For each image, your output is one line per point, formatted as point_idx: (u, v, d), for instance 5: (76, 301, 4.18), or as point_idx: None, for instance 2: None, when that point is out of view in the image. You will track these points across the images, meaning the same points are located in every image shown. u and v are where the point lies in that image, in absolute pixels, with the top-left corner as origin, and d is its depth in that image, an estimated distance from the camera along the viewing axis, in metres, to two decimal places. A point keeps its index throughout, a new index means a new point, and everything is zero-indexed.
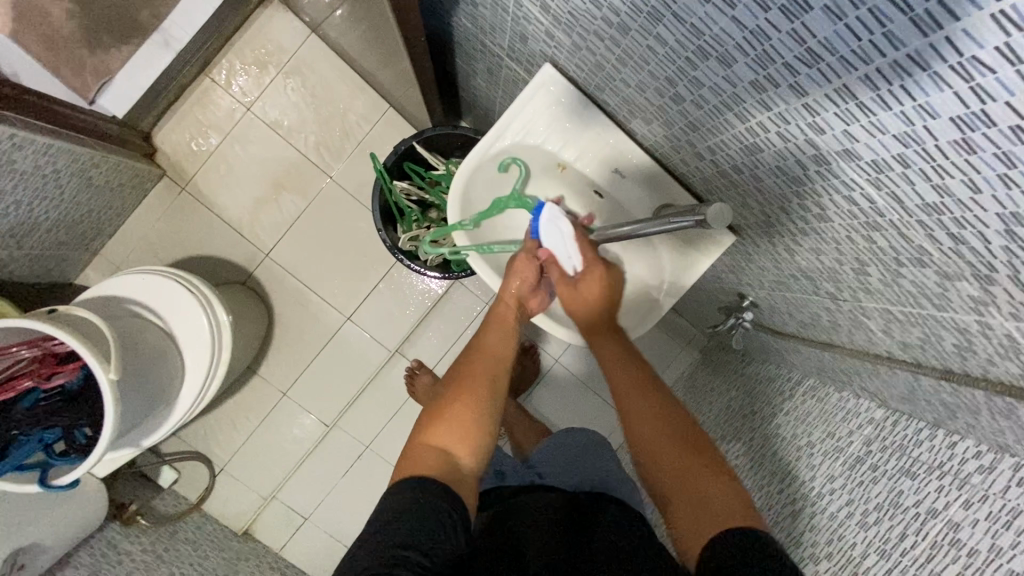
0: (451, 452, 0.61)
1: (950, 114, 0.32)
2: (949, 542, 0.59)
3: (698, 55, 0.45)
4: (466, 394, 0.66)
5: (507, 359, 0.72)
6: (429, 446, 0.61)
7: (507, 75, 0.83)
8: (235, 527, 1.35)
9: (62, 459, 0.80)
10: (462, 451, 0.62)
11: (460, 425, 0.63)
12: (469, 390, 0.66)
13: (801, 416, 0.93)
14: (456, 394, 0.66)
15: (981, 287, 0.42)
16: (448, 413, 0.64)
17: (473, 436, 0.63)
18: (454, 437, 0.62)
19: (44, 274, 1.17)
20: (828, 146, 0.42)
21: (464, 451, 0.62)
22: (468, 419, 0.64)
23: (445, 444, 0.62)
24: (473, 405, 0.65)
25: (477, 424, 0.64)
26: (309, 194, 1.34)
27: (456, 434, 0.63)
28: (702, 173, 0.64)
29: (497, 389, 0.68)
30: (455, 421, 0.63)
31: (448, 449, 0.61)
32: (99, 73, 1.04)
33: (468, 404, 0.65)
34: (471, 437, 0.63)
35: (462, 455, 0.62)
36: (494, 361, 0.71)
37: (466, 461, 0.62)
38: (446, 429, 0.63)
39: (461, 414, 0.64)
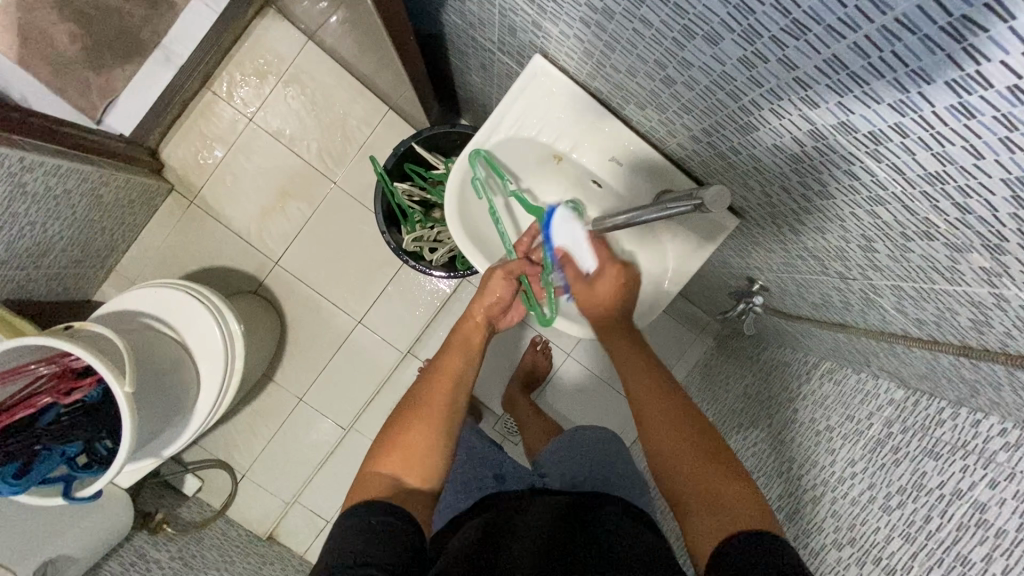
0: (403, 478, 0.63)
1: (945, 78, 0.31)
2: (975, 523, 0.57)
3: (685, 35, 0.44)
4: (418, 422, 0.67)
5: (467, 380, 0.74)
6: (380, 473, 0.63)
7: (500, 70, 0.82)
8: (259, 532, 1.37)
9: (84, 471, 0.83)
10: (412, 475, 0.63)
11: (412, 452, 0.64)
12: (422, 418, 0.67)
13: (818, 399, 0.91)
14: (410, 421, 0.67)
15: (992, 257, 0.40)
16: (400, 441, 0.65)
17: (422, 458, 0.64)
18: (406, 466, 0.63)
19: (63, 292, 1.20)
20: (823, 120, 0.41)
21: (414, 475, 0.63)
22: (420, 445, 0.65)
23: (398, 470, 0.63)
24: (427, 432, 0.66)
25: (428, 449, 0.65)
26: (314, 201, 1.36)
27: (408, 458, 0.64)
28: (700, 156, 0.63)
29: (451, 415, 0.69)
30: (408, 448, 0.65)
31: (399, 476, 0.63)
32: (104, 93, 1.07)
33: (421, 432, 0.66)
34: (422, 464, 0.64)
35: (414, 481, 0.63)
36: (452, 384, 0.72)
37: (419, 486, 0.63)
38: (397, 457, 0.64)
39: (413, 444, 0.65)
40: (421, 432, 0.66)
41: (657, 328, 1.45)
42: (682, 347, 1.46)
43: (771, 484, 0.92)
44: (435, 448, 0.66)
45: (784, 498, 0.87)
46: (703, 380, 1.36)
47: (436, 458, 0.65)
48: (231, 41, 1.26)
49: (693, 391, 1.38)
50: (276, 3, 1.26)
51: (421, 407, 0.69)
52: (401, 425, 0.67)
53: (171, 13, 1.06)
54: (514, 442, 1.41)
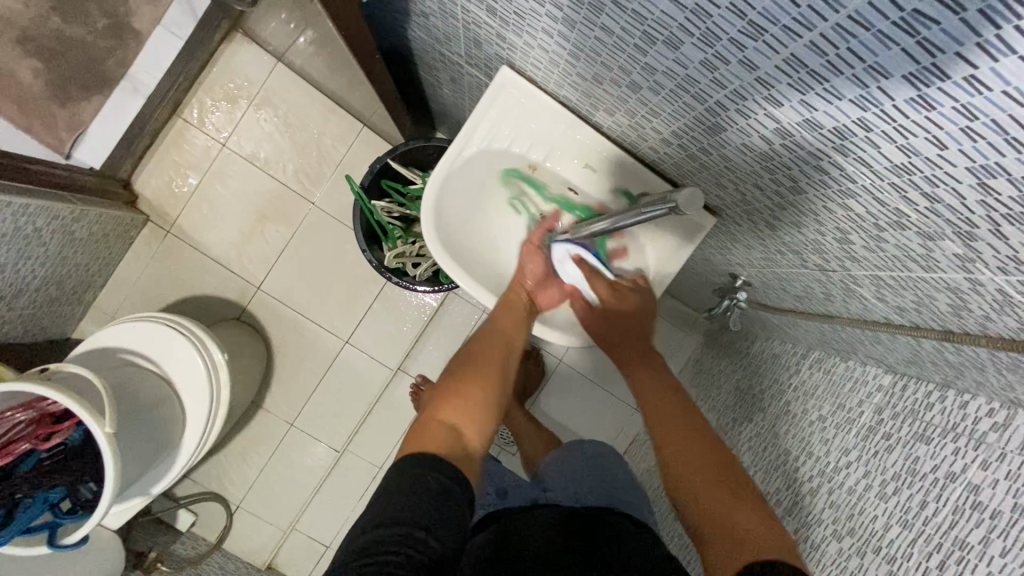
0: (460, 429, 0.63)
1: (902, 72, 0.31)
2: (971, 506, 0.57)
3: (646, 40, 0.44)
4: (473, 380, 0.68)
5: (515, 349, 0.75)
6: (438, 421, 0.63)
7: (470, 82, 0.82)
8: (257, 563, 1.35)
9: (69, 517, 0.81)
10: (469, 429, 0.64)
11: (470, 405, 0.65)
12: (477, 376, 0.69)
13: (809, 389, 0.91)
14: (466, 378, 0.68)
15: (964, 244, 0.41)
16: (456, 395, 0.66)
17: (477, 413, 0.66)
18: (463, 419, 0.64)
19: (39, 332, 1.17)
20: (788, 119, 0.41)
21: (470, 429, 0.64)
22: (476, 400, 0.66)
23: (456, 421, 0.64)
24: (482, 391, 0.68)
25: (486, 407, 0.67)
26: (293, 223, 1.34)
27: (463, 411, 0.65)
28: (672, 159, 0.63)
29: (502, 382, 0.71)
30: (464, 402, 0.65)
31: (455, 425, 0.63)
32: (72, 127, 1.02)
33: (476, 389, 0.67)
34: (479, 421, 0.65)
35: (470, 436, 0.63)
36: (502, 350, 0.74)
37: (473, 440, 0.63)
38: (454, 408, 0.65)
39: (470, 397, 0.66)
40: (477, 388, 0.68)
41: None
42: (672, 346, 1.46)
43: (766, 478, 0.92)
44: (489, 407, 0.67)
45: (780, 492, 0.87)
46: (695, 377, 1.36)
47: (489, 417, 0.66)
48: (199, 68, 1.25)
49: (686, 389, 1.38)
50: (243, 27, 1.25)
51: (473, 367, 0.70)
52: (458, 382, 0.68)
53: (136, 41, 1.03)
54: (512, 452, 1.40)
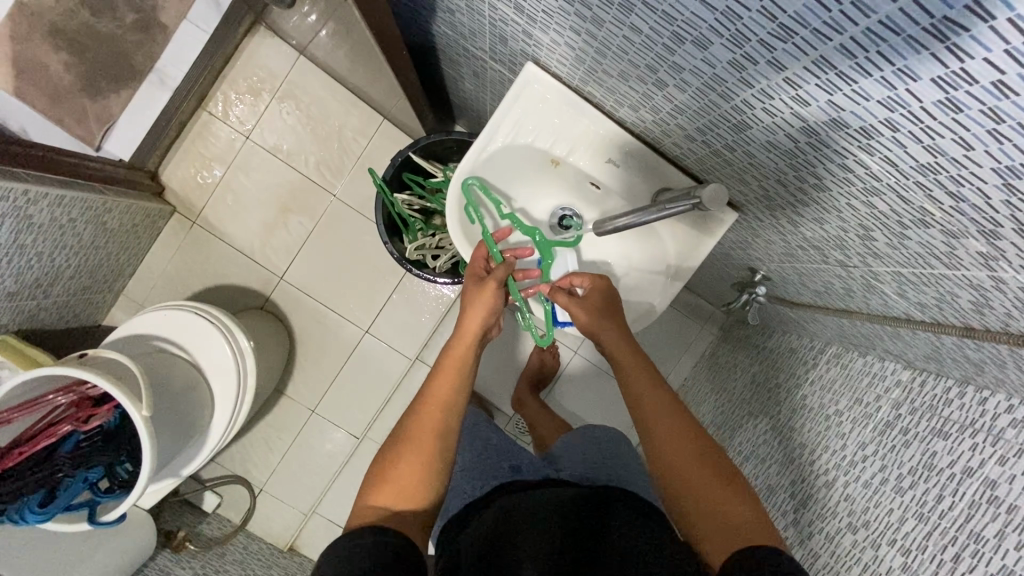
0: (395, 508, 0.62)
1: (931, 75, 0.31)
2: (987, 500, 0.58)
3: (674, 40, 0.45)
4: (412, 454, 0.64)
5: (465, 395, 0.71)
6: (372, 504, 0.62)
7: (493, 77, 0.83)
8: (280, 544, 1.39)
9: (107, 496, 0.85)
10: (404, 504, 0.62)
11: (402, 485, 0.63)
12: (416, 450, 0.65)
13: (826, 383, 0.92)
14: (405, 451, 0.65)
15: (987, 242, 0.41)
16: (393, 473, 0.64)
17: (415, 484, 0.63)
18: (396, 496, 0.62)
19: (73, 319, 1.21)
20: (815, 118, 0.42)
21: (406, 502, 0.62)
22: (413, 475, 0.63)
23: (389, 502, 0.62)
24: (420, 466, 0.64)
25: (422, 480, 0.64)
26: (315, 214, 1.37)
27: (402, 487, 0.63)
28: (696, 154, 0.64)
29: (447, 443, 0.67)
30: (399, 479, 0.63)
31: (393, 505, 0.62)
32: (102, 119, 1.02)
33: (414, 464, 0.64)
34: (412, 493, 0.63)
35: (405, 510, 0.62)
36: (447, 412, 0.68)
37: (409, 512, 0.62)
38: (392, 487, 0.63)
39: (404, 475, 0.63)
40: (414, 463, 0.64)
41: (662, 322, 1.45)
42: (687, 339, 1.47)
43: (780, 471, 0.92)
44: (429, 477, 0.64)
45: (794, 486, 0.87)
46: (710, 370, 1.37)
47: (430, 481, 0.64)
48: (224, 62, 1.27)
49: (701, 382, 1.38)
50: (265, 21, 1.26)
51: (413, 437, 0.66)
52: (392, 457, 0.65)
53: (163, 36, 1.01)
54: (526, 441, 1.42)
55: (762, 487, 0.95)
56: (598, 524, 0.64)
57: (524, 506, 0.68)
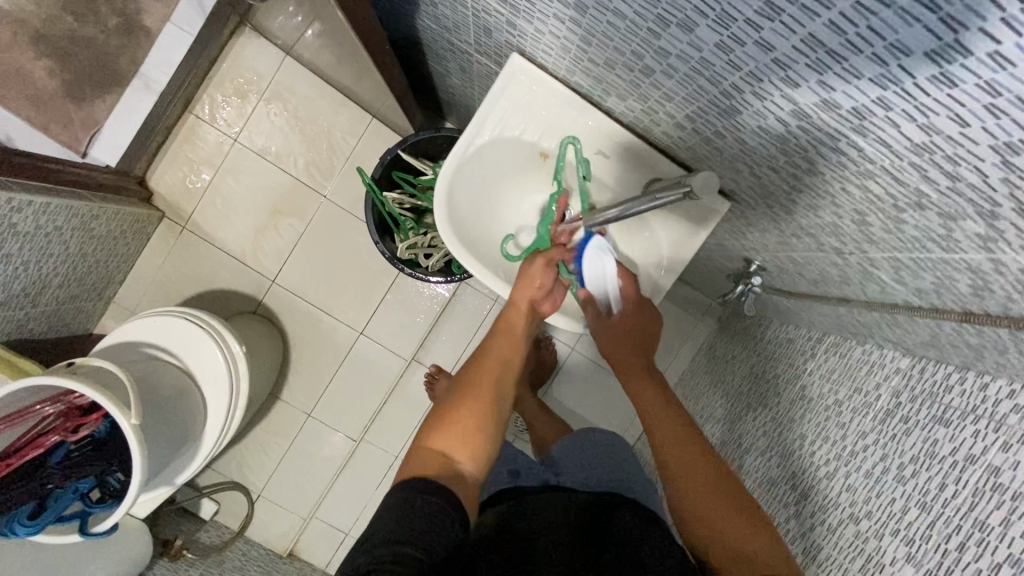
0: (455, 454, 0.60)
1: (923, 49, 0.30)
2: (991, 488, 0.57)
3: (659, 24, 0.44)
4: (472, 402, 0.65)
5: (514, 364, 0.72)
6: (431, 447, 0.60)
7: (479, 71, 0.82)
8: (280, 549, 1.38)
9: (99, 506, 0.84)
10: (466, 456, 0.61)
11: (463, 428, 0.62)
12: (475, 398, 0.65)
13: (825, 373, 0.91)
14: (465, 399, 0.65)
15: (985, 224, 0.40)
16: (452, 418, 0.63)
17: (475, 436, 0.62)
18: (456, 443, 0.61)
19: (63, 328, 1.20)
20: (805, 99, 0.41)
21: (465, 453, 0.61)
22: (473, 423, 0.63)
23: (450, 446, 0.61)
24: (481, 414, 0.64)
25: (481, 428, 0.63)
26: (306, 216, 1.35)
27: (462, 436, 0.62)
28: (686, 143, 0.63)
29: (502, 403, 0.67)
30: (459, 425, 0.62)
31: (453, 451, 0.60)
32: (87, 126, 0.99)
33: (474, 410, 0.64)
34: (473, 442, 0.62)
35: (463, 460, 0.60)
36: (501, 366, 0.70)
37: (468, 466, 0.60)
38: (451, 433, 0.62)
39: (466, 420, 0.63)
40: (474, 412, 0.64)
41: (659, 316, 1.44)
42: (685, 333, 1.46)
43: (781, 463, 0.91)
44: (486, 432, 0.64)
45: (794, 478, 0.86)
46: (709, 363, 1.35)
47: (487, 438, 0.63)
48: (209, 64, 1.25)
49: (700, 375, 1.37)
50: (250, 21, 1.25)
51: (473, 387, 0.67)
52: (452, 404, 0.65)
53: (146, 39, 0.99)
54: (525, 439, 1.41)
55: (762, 480, 0.94)
56: (598, 531, 0.65)
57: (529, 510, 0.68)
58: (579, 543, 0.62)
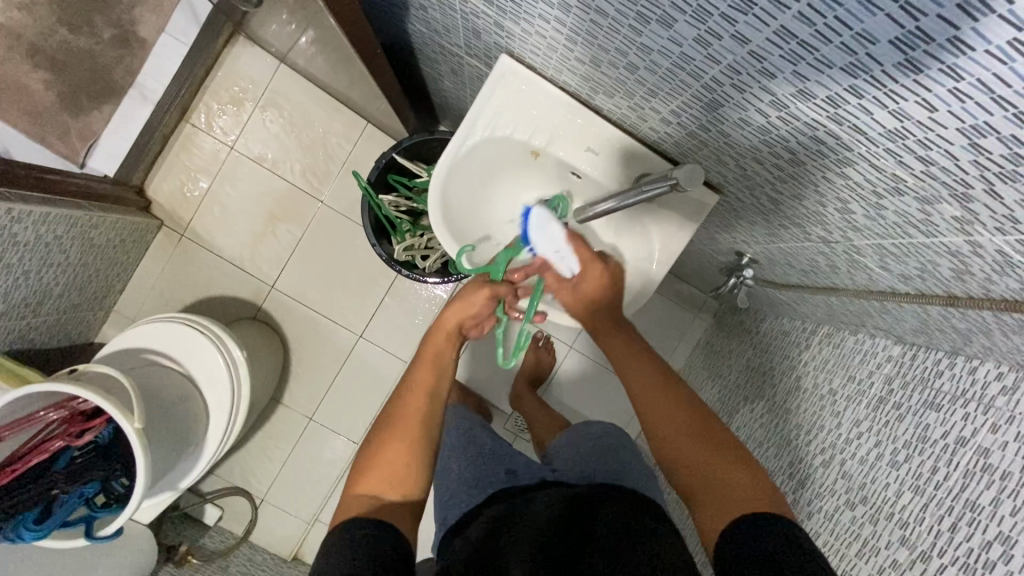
0: (382, 493, 0.64)
1: (888, 37, 0.32)
2: (981, 469, 0.58)
3: (640, 21, 0.45)
4: (395, 442, 0.68)
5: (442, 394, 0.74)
6: (359, 492, 0.64)
7: (471, 73, 0.83)
8: (284, 554, 1.38)
9: (104, 510, 0.84)
10: (392, 490, 0.64)
11: (388, 467, 0.66)
12: (401, 436, 0.68)
13: (819, 363, 0.92)
14: (391, 438, 0.68)
15: (961, 207, 0.41)
16: (378, 459, 0.67)
17: (401, 470, 0.66)
18: (381, 481, 0.65)
19: (64, 337, 1.21)
20: (782, 90, 0.42)
21: (392, 488, 0.64)
22: (398, 460, 0.66)
23: (375, 487, 0.64)
24: (407, 450, 0.67)
25: (407, 462, 0.66)
26: (303, 221, 1.36)
27: (388, 475, 0.65)
28: (674, 138, 0.64)
29: (429, 429, 0.70)
30: (386, 464, 0.66)
31: (382, 492, 0.64)
32: (85, 136, 1.04)
33: (400, 450, 0.67)
34: (398, 478, 0.65)
35: (390, 495, 0.64)
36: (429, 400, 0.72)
37: (396, 498, 0.64)
38: (378, 475, 0.65)
39: (391, 459, 0.66)
40: (400, 450, 0.67)
41: (656, 313, 1.45)
42: (682, 329, 1.47)
43: (777, 453, 0.92)
44: (415, 464, 0.67)
45: (791, 468, 0.87)
46: (706, 358, 1.37)
47: (415, 467, 0.67)
48: (204, 73, 1.27)
49: (697, 370, 1.38)
50: (244, 30, 1.26)
51: (395, 423, 0.69)
52: (379, 444, 0.68)
53: (143, 50, 1.03)
54: (526, 438, 1.42)
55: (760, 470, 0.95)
56: (584, 526, 0.64)
57: (523, 512, 0.68)
58: (566, 544, 0.61)
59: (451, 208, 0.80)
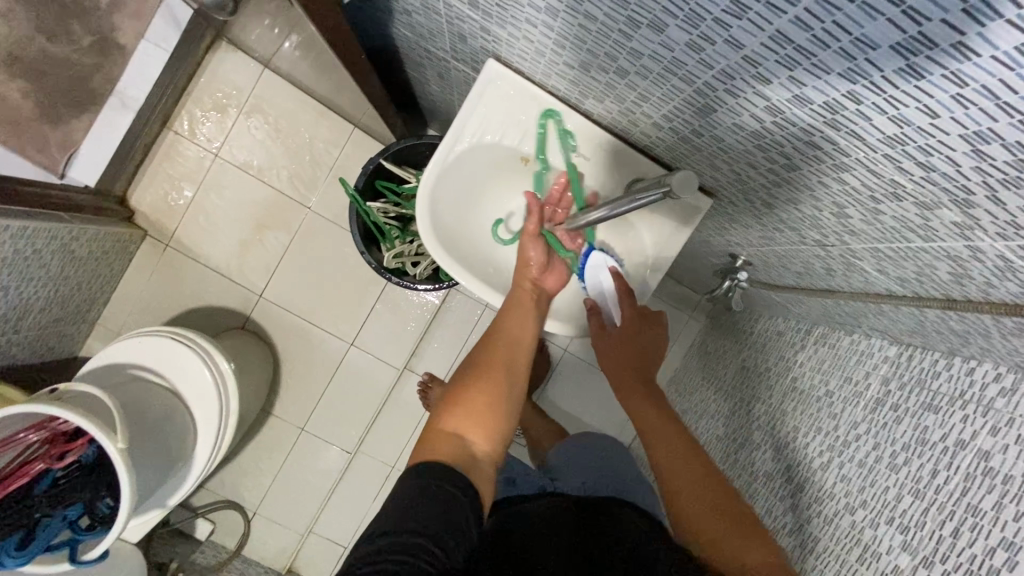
0: (468, 436, 0.58)
1: (889, 42, 0.30)
2: (982, 472, 0.57)
3: (630, 25, 0.44)
4: (485, 381, 0.63)
5: (528, 345, 0.71)
6: (445, 429, 0.59)
7: (458, 77, 0.82)
8: (278, 566, 1.36)
9: (88, 533, 0.82)
10: (477, 437, 0.59)
11: (475, 411, 0.60)
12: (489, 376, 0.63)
13: (815, 364, 0.92)
14: (477, 378, 0.63)
15: (961, 212, 0.40)
16: (464, 398, 0.61)
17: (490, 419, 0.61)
18: (469, 424, 0.59)
19: (46, 352, 1.18)
20: (778, 95, 0.41)
21: (478, 434, 0.59)
22: (485, 404, 0.61)
23: (461, 427, 0.59)
24: (495, 393, 0.62)
25: (497, 408, 0.61)
26: (291, 228, 1.34)
27: (477, 417, 0.60)
28: (665, 142, 0.63)
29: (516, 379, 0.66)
30: (471, 404, 0.61)
31: (465, 433, 0.59)
32: (65, 147, 1.02)
33: (485, 390, 0.62)
34: (488, 424, 0.60)
35: (476, 442, 0.59)
36: (514, 346, 0.69)
37: (481, 446, 0.59)
38: (464, 413, 0.60)
39: (478, 399, 0.61)
40: (489, 390, 0.62)
41: None
42: (676, 330, 1.46)
43: (775, 457, 0.91)
44: (502, 413, 0.62)
45: (788, 473, 0.86)
46: (701, 359, 1.36)
47: (502, 418, 0.61)
48: (186, 79, 1.24)
49: (692, 372, 1.38)
50: (226, 35, 1.24)
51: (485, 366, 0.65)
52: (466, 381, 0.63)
53: (122, 57, 1.00)
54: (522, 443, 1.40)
55: (757, 474, 0.94)
56: (584, 533, 0.64)
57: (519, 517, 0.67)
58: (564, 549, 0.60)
59: (441, 217, 0.78)
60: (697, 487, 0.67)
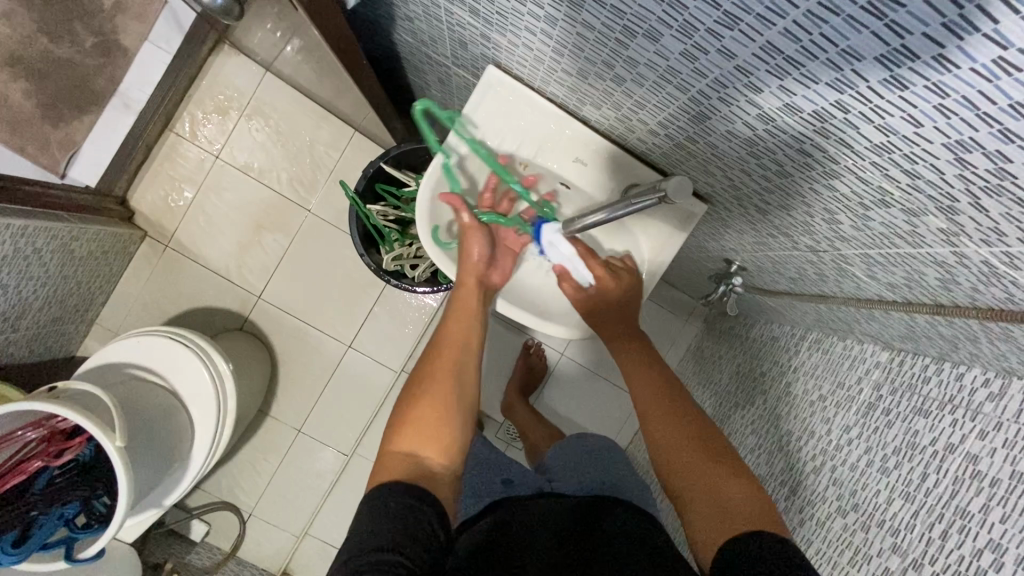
0: (422, 451, 0.59)
1: (873, 53, 0.32)
2: (970, 475, 0.58)
3: (626, 34, 0.45)
4: (431, 391, 0.64)
5: (473, 346, 0.71)
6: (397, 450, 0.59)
7: (458, 82, 0.83)
8: (273, 568, 1.36)
9: (84, 531, 0.83)
10: (431, 450, 0.59)
11: (424, 424, 0.61)
12: (437, 385, 0.64)
13: (810, 369, 0.92)
14: (426, 389, 0.64)
15: (947, 218, 0.41)
16: (412, 416, 0.62)
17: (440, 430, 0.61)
18: (420, 439, 0.60)
19: (44, 351, 1.18)
20: (769, 103, 0.42)
21: (431, 447, 0.60)
22: (435, 415, 0.62)
23: (414, 445, 0.59)
24: (443, 401, 0.63)
25: (444, 415, 0.62)
26: (291, 230, 1.35)
27: (426, 430, 0.60)
28: (660, 148, 0.65)
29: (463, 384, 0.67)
30: (418, 420, 0.61)
31: (416, 450, 0.59)
32: (65, 146, 1.03)
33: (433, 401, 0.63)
34: (438, 435, 0.60)
35: (430, 456, 0.59)
36: (458, 348, 0.70)
37: (436, 459, 0.59)
38: (412, 431, 0.61)
39: (427, 411, 0.62)
40: (438, 401, 0.63)
41: (646, 318, 1.45)
42: (672, 335, 1.47)
43: (769, 461, 0.92)
44: (450, 424, 0.62)
45: (782, 476, 0.87)
46: (696, 364, 1.37)
47: (452, 423, 0.62)
48: (189, 81, 1.25)
49: (688, 376, 1.38)
50: (229, 39, 1.25)
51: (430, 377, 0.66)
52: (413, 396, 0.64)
53: (125, 58, 1.01)
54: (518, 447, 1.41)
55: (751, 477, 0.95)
56: (584, 530, 0.65)
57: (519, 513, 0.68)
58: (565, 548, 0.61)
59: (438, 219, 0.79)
60: (677, 440, 0.65)
